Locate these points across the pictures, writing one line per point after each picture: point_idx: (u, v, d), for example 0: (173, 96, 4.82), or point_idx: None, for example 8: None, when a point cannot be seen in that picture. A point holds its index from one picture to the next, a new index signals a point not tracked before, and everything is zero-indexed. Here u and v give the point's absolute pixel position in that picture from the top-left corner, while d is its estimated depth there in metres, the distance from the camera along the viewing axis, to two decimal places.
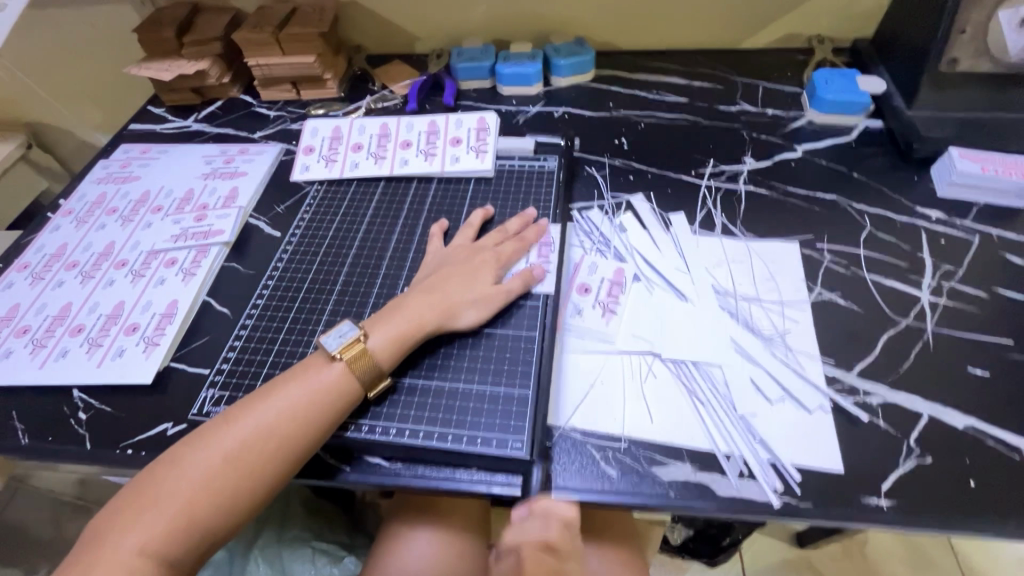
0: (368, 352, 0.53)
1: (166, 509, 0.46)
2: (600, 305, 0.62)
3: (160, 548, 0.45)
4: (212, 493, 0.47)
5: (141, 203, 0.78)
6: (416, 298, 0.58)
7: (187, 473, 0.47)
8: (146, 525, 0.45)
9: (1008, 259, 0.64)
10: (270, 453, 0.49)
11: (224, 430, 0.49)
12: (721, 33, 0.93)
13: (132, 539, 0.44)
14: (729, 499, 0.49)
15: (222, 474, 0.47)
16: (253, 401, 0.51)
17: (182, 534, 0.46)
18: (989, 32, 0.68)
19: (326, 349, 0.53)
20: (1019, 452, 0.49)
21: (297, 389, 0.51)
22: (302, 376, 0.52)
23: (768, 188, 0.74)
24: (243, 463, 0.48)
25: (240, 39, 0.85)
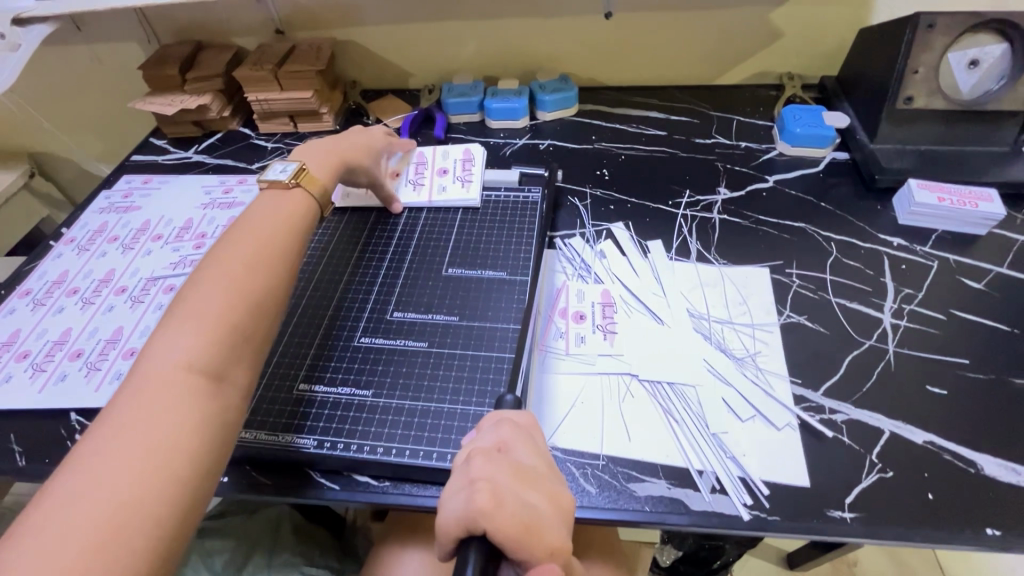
0: (316, 183, 0.62)
1: (194, 328, 0.45)
2: (599, 329, 0.65)
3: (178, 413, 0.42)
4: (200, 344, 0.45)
5: (142, 232, 0.81)
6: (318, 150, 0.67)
7: (193, 306, 0.47)
8: (177, 342, 0.44)
9: (966, 283, 0.68)
10: (283, 260, 0.53)
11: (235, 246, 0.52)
12: (697, 70, 0.98)
13: (170, 356, 0.43)
14: (701, 513, 0.51)
15: (251, 279, 0.50)
16: (235, 241, 0.52)
17: (223, 339, 0.46)
18: (941, 72, 0.75)
19: (275, 179, 0.60)
20: (975, 466, 0.52)
21: (284, 202, 0.58)
22: (280, 200, 0.58)
23: (741, 217, 0.78)
24: (263, 278, 0.50)
25: (240, 75, 0.90)
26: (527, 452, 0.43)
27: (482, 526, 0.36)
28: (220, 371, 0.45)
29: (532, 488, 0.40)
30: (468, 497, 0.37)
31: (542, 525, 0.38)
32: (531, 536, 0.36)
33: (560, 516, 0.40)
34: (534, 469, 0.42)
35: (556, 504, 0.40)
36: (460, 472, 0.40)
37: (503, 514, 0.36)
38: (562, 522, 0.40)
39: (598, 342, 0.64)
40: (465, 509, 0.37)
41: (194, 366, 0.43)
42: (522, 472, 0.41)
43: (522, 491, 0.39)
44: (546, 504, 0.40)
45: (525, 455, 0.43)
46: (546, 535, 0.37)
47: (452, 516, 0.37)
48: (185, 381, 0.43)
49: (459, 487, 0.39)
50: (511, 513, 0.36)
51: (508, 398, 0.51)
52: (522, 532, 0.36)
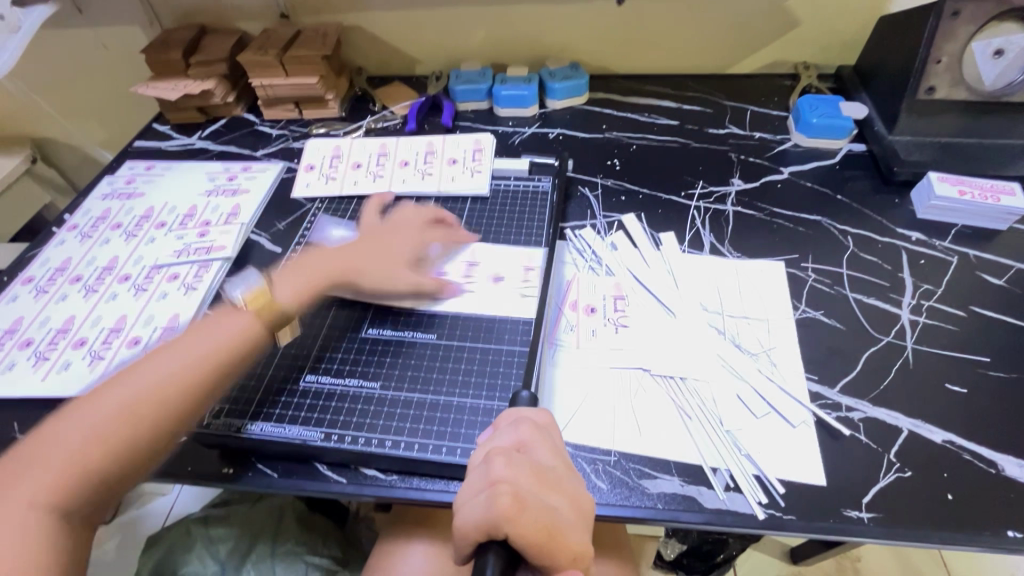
0: (274, 300, 0.59)
1: (59, 456, 0.46)
2: (607, 321, 0.64)
3: (81, 472, 0.46)
4: (107, 438, 0.48)
5: (145, 219, 0.80)
6: (322, 258, 0.65)
7: (75, 426, 0.47)
8: (32, 475, 0.45)
9: (986, 279, 0.66)
10: (178, 391, 0.51)
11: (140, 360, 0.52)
12: (710, 58, 0.96)
13: (17, 493, 0.44)
14: (715, 511, 0.50)
15: (130, 401, 0.49)
16: (152, 354, 0.53)
17: (79, 478, 0.46)
18: (964, 62, 0.72)
19: (235, 296, 0.58)
20: (995, 466, 0.51)
21: (214, 330, 0.55)
22: (209, 324, 0.56)
23: (756, 209, 0.76)
24: (144, 403, 0.50)
25: (244, 60, 0.88)
26: (546, 453, 0.43)
27: (504, 531, 0.35)
28: (70, 505, 0.45)
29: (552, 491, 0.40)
30: (490, 500, 0.37)
31: (564, 529, 0.37)
32: (553, 540, 0.36)
33: (579, 518, 0.40)
34: (553, 472, 0.42)
35: (575, 506, 0.41)
36: (480, 474, 0.40)
37: (525, 520, 0.36)
38: (581, 525, 0.40)
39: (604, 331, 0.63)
40: (488, 512, 0.36)
41: (39, 500, 0.44)
42: (542, 474, 0.40)
43: (543, 494, 0.39)
44: (565, 507, 0.40)
45: (545, 457, 0.43)
46: (568, 538, 0.37)
47: (473, 519, 0.37)
48: (23, 516, 0.43)
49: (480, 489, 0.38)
50: (534, 519, 0.36)
51: (524, 393, 0.51)
52: (545, 536, 0.36)
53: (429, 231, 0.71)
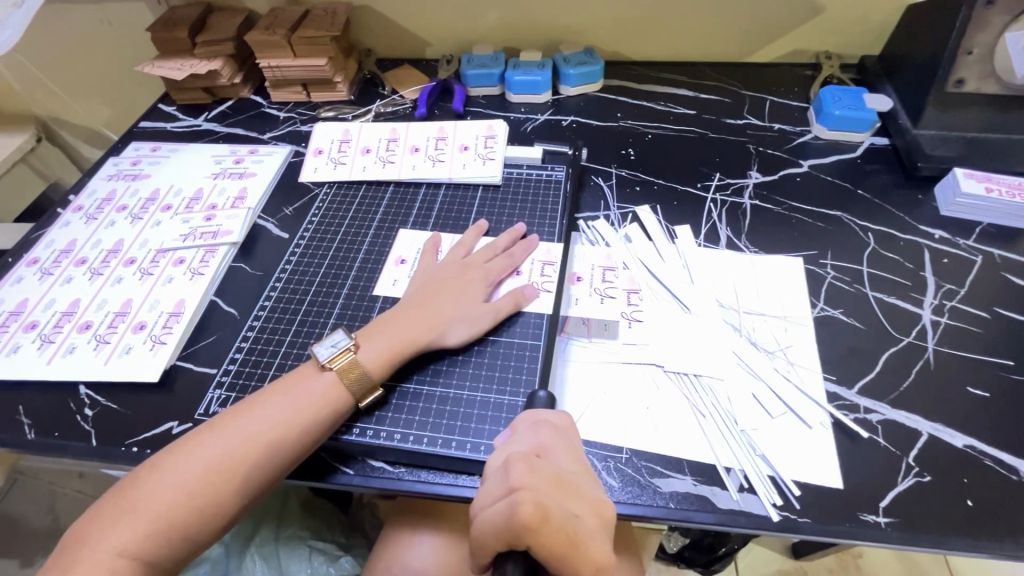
0: (359, 364, 0.54)
1: (148, 510, 0.46)
2: (596, 292, 0.65)
3: (140, 550, 0.45)
4: (192, 496, 0.47)
5: (151, 201, 0.79)
6: (404, 315, 0.58)
7: (168, 478, 0.47)
8: (124, 526, 0.45)
9: (1010, 280, 0.64)
10: (258, 463, 0.49)
11: (235, 411, 0.52)
12: (730, 46, 0.93)
13: (109, 542, 0.45)
14: (729, 512, 0.49)
15: (219, 458, 0.49)
16: (241, 407, 0.52)
17: (161, 538, 0.46)
18: (996, 54, 0.69)
19: (318, 359, 0.55)
20: (1017, 473, 0.50)
21: (293, 390, 0.53)
22: (294, 383, 0.53)
23: (774, 203, 0.74)
24: (231, 466, 0.49)
25: (252, 40, 0.86)
26: (565, 458, 0.42)
27: (526, 542, 0.35)
28: (149, 562, 0.45)
29: (573, 498, 0.38)
30: (511, 509, 0.36)
31: (586, 538, 0.36)
32: (574, 550, 0.36)
33: (602, 525, 0.39)
34: (573, 476, 0.41)
35: (598, 511, 0.39)
36: (498, 479, 0.39)
37: (548, 530, 0.35)
38: (603, 530, 0.38)
39: (593, 304, 0.64)
40: (508, 521, 0.35)
41: (127, 553, 0.45)
42: (562, 479, 0.39)
43: (565, 501, 0.38)
44: (587, 514, 0.38)
45: (563, 462, 0.42)
46: (590, 547, 0.36)
47: (492, 527, 0.36)
48: (111, 568, 0.44)
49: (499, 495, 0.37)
50: (556, 527, 0.35)
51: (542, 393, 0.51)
52: (566, 546, 0.35)
53: (507, 256, 0.65)
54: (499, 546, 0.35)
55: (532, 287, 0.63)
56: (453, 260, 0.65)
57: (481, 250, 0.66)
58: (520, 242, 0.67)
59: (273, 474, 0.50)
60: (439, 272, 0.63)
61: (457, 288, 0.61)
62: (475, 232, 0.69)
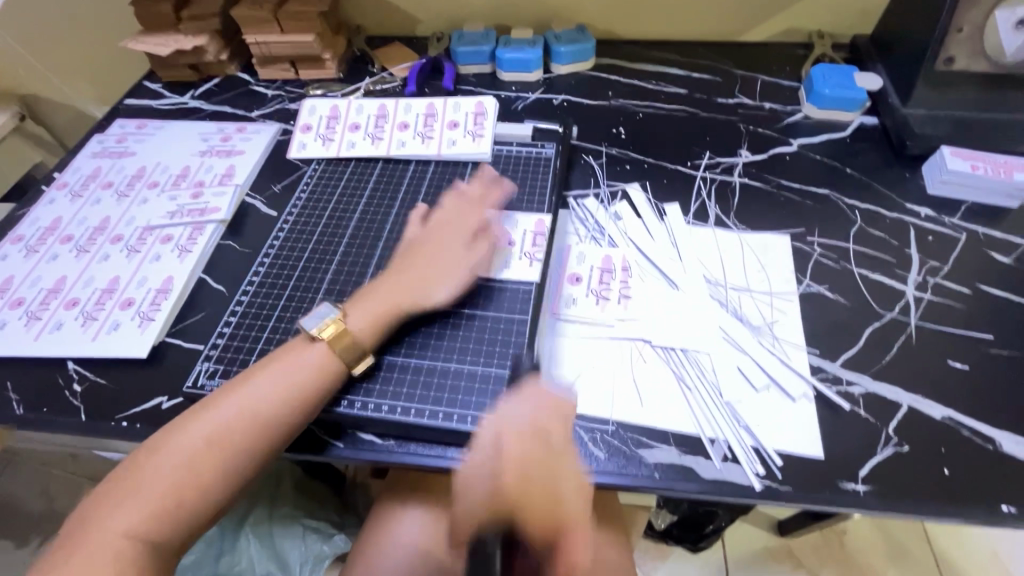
0: (349, 331, 0.55)
1: (154, 488, 0.46)
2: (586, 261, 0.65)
3: (145, 529, 0.45)
4: (197, 473, 0.47)
5: (137, 178, 0.78)
6: (389, 283, 0.59)
7: (171, 455, 0.48)
8: (130, 506, 0.45)
9: (993, 257, 0.65)
10: (254, 439, 0.50)
11: (228, 390, 0.51)
12: (721, 24, 0.93)
13: (115, 523, 0.45)
14: (712, 481, 0.50)
15: (216, 436, 0.49)
16: (234, 385, 0.52)
17: (168, 514, 0.46)
18: (986, 32, 0.69)
19: (306, 331, 0.55)
20: (993, 443, 0.51)
21: (283, 364, 0.53)
22: (285, 358, 0.53)
23: (763, 181, 0.74)
24: (229, 443, 0.49)
25: (238, 15, 0.84)
26: (559, 436, 0.45)
27: (512, 514, 0.38)
28: (158, 539, 0.45)
29: (560, 474, 0.41)
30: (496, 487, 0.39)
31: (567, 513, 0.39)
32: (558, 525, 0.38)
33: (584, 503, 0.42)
34: (562, 457, 0.43)
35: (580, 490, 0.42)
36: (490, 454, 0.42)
37: (532, 503, 0.38)
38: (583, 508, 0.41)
39: None
40: (495, 496, 0.39)
41: (134, 532, 0.45)
42: (551, 459, 0.42)
43: (552, 477, 0.40)
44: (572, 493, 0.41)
45: (557, 442, 0.44)
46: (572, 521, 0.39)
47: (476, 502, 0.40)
48: (120, 547, 0.44)
49: (488, 473, 0.41)
50: (537, 500, 0.38)
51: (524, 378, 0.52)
52: (549, 523, 0.38)
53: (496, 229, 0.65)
54: (483, 521, 0.39)
55: (507, 250, 0.64)
56: (434, 228, 0.65)
57: (467, 221, 0.66)
58: (505, 217, 0.67)
59: (270, 449, 0.50)
60: (424, 239, 0.64)
61: (441, 255, 0.62)
62: (460, 203, 0.68)
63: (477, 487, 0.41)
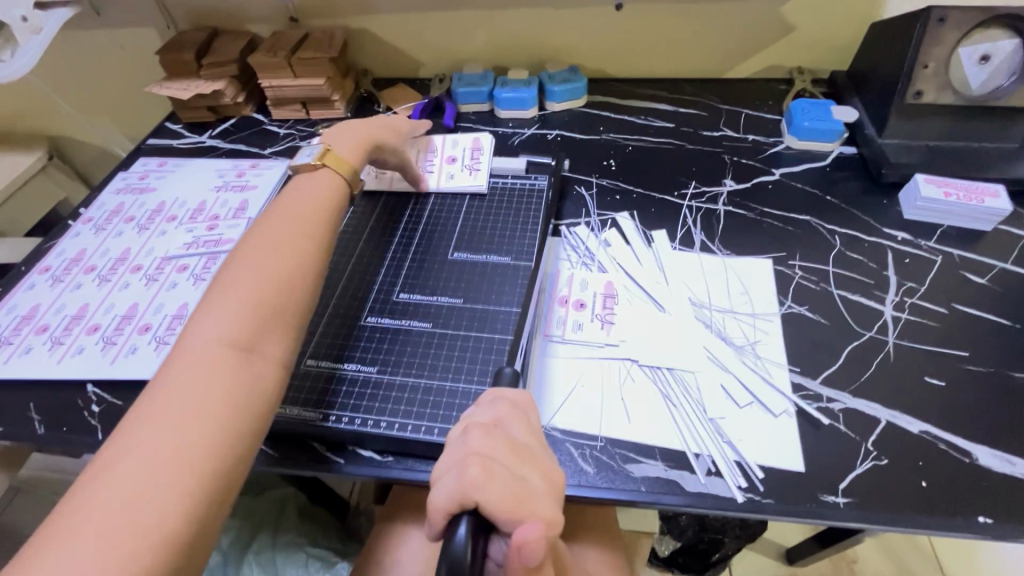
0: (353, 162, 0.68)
1: (214, 345, 0.48)
2: (597, 319, 0.66)
3: (233, 336, 0.48)
4: (270, 286, 0.52)
5: (157, 212, 0.83)
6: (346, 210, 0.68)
7: (215, 329, 0.49)
8: (211, 328, 0.48)
9: (969, 278, 0.68)
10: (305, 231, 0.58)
11: (297, 215, 0.59)
12: (705, 64, 0.99)
13: (205, 335, 0.47)
14: (697, 495, 0.52)
15: (302, 269, 0.55)
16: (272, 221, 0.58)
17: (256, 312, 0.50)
18: (951, 67, 0.74)
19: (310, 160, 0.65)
20: (970, 456, 0.53)
21: (312, 185, 0.63)
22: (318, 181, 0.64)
23: (746, 209, 0.78)
24: (285, 251, 0.55)
25: (255, 61, 0.91)
26: (522, 428, 0.44)
27: (475, 500, 0.36)
28: (248, 348, 0.48)
29: (528, 465, 0.40)
30: (459, 472, 0.38)
31: (534, 498, 0.38)
32: (525, 506, 0.37)
33: (554, 491, 0.40)
34: (529, 446, 0.42)
35: (550, 479, 0.41)
36: (457, 447, 0.41)
37: (495, 487, 0.37)
38: (555, 497, 0.40)
39: (594, 330, 0.65)
40: (457, 483, 0.37)
41: (222, 338, 0.48)
42: (515, 446, 0.41)
43: (517, 466, 0.39)
44: (539, 479, 0.40)
45: (520, 431, 0.44)
46: (540, 506, 0.38)
47: (444, 496, 0.37)
48: (215, 351, 0.47)
49: (452, 466, 0.39)
50: (501, 486, 0.37)
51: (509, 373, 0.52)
52: (515, 502, 0.37)
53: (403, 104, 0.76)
54: (453, 506, 0.36)
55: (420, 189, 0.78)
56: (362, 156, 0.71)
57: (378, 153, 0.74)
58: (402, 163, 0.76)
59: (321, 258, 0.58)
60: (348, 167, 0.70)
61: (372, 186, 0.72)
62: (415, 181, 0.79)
63: (440, 490, 0.38)
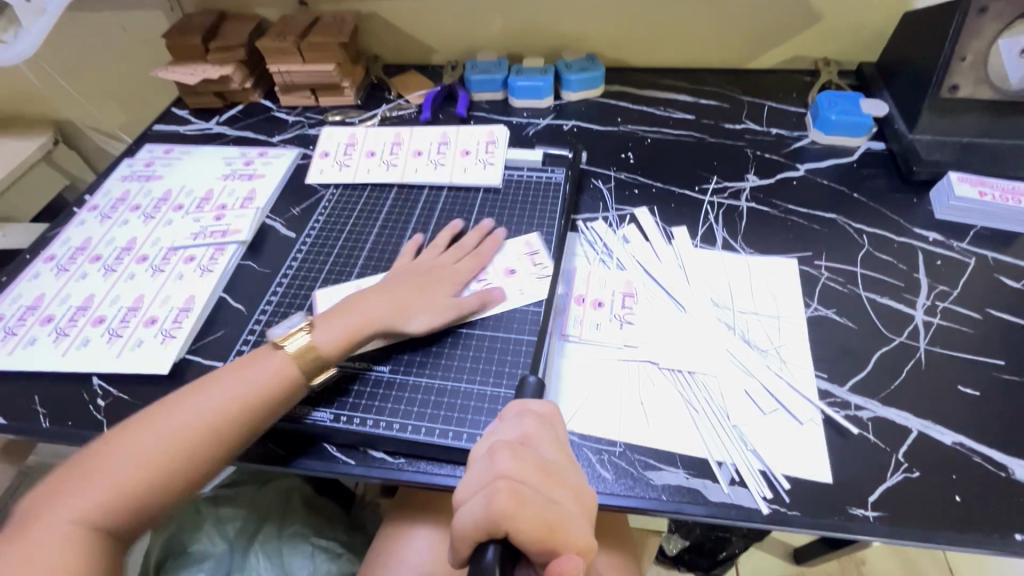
0: (314, 346, 0.56)
1: (101, 483, 0.46)
2: (615, 318, 0.64)
3: (95, 518, 0.45)
4: (156, 459, 0.48)
5: (163, 201, 0.82)
6: (376, 298, 0.60)
7: (111, 469, 0.47)
8: (88, 491, 0.46)
9: (1003, 281, 0.65)
10: (209, 433, 0.51)
11: (229, 392, 0.52)
12: (727, 53, 0.95)
13: (72, 502, 0.45)
14: (720, 505, 0.50)
15: (210, 417, 0.51)
16: (194, 389, 0.53)
17: (120, 498, 0.46)
18: (990, 60, 0.70)
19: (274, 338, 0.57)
20: (1006, 470, 0.51)
21: (258, 366, 0.55)
22: (248, 365, 0.55)
23: (770, 205, 0.75)
24: (179, 441, 0.49)
25: (263, 46, 0.88)
26: (549, 447, 0.43)
27: (504, 529, 0.35)
28: (104, 527, 0.45)
29: (558, 486, 0.39)
30: (490, 497, 0.37)
31: (565, 523, 0.37)
32: (555, 535, 0.36)
33: (585, 513, 0.40)
34: (558, 466, 0.41)
35: (580, 499, 0.40)
36: (484, 467, 0.39)
37: (526, 516, 0.36)
38: (586, 519, 0.39)
39: (611, 330, 0.63)
40: (486, 509, 0.36)
41: (84, 513, 0.45)
42: (544, 466, 0.40)
43: (547, 490, 0.39)
44: (570, 501, 0.39)
45: (548, 449, 0.43)
46: (571, 532, 0.37)
47: (471, 519, 0.36)
48: (70, 529, 0.44)
49: (481, 485, 0.38)
50: (533, 515, 0.36)
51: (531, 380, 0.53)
52: (545, 531, 0.36)
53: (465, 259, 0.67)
54: (480, 533, 0.36)
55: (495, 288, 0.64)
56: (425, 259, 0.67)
57: (451, 250, 0.68)
58: (488, 238, 0.70)
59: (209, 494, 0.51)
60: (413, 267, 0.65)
61: (422, 287, 0.62)
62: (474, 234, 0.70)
63: (468, 509, 0.37)
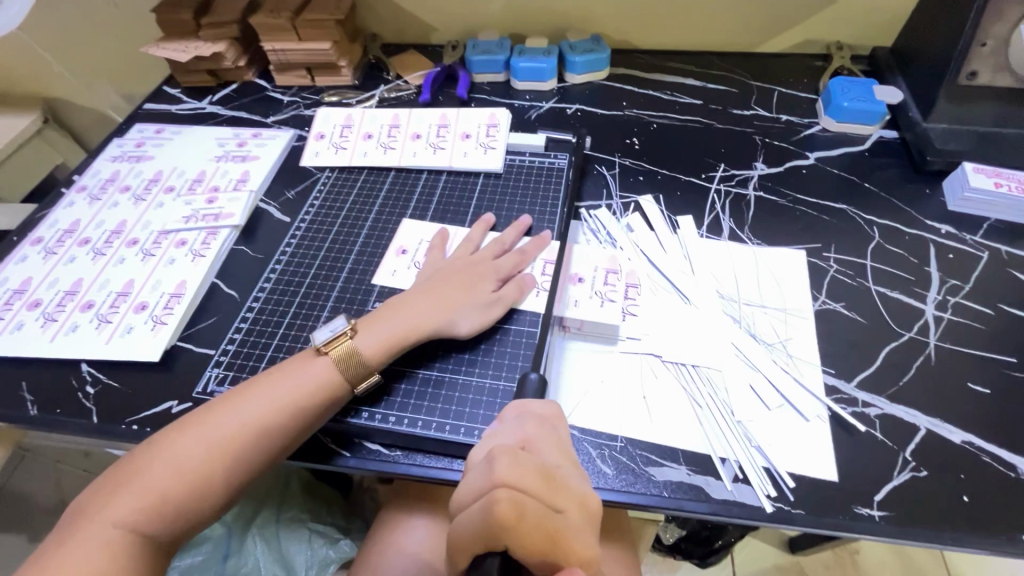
0: (356, 351, 0.54)
1: (144, 487, 0.47)
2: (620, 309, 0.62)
3: (137, 523, 0.45)
4: (196, 467, 0.48)
5: (154, 182, 0.79)
6: (416, 300, 0.58)
7: (154, 473, 0.47)
8: (130, 496, 0.46)
9: (1016, 276, 0.64)
10: (250, 440, 0.50)
11: (275, 396, 0.51)
12: (737, 35, 0.92)
13: (115, 508, 0.45)
14: (722, 502, 0.49)
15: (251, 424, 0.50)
16: (234, 394, 0.52)
17: (160, 505, 0.46)
18: (1011, 46, 0.67)
19: (314, 343, 0.55)
20: (1015, 470, 0.50)
21: (302, 372, 0.53)
22: (290, 370, 0.53)
23: (778, 195, 0.73)
24: (218, 446, 0.49)
25: (257, 22, 0.85)
26: (551, 450, 0.41)
27: (503, 541, 0.35)
28: (149, 534, 0.46)
29: (560, 494, 0.38)
30: (488, 507, 0.35)
31: (567, 533, 0.36)
32: (555, 545, 0.35)
33: (587, 519, 0.39)
34: (560, 470, 0.40)
35: (584, 505, 0.39)
36: (482, 472, 0.38)
37: (526, 528, 0.35)
38: (589, 526, 0.38)
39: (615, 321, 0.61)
40: (485, 520, 0.35)
41: (128, 518, 0.45)
42: (547, 472, 0.38)
43: (549, 498, 0.37)
44: (573, 508, 0.38)
45: (550, 453, 0.41)
46: (573, 543, 0.36)
47: (469, 530, 0.36)
48: (113, 536, 0.44)
49: (480, 493, 0.37)
50: (532, 526, 0.35)
51: (532, 377, 0.51)
52: (546, 543, 0.35)
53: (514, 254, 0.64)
54: (479, 544, 0.35)
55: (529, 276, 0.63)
56: (460, 256, 0.64)
57: (488, 245, 0.65)
58: (529, 238, 0.66)
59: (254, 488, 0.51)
60: (447, 266, 0.62)
61: (462, 283, 0.60)
62: (481, 227, 0.67)
63: (466, 519, 0.36)
